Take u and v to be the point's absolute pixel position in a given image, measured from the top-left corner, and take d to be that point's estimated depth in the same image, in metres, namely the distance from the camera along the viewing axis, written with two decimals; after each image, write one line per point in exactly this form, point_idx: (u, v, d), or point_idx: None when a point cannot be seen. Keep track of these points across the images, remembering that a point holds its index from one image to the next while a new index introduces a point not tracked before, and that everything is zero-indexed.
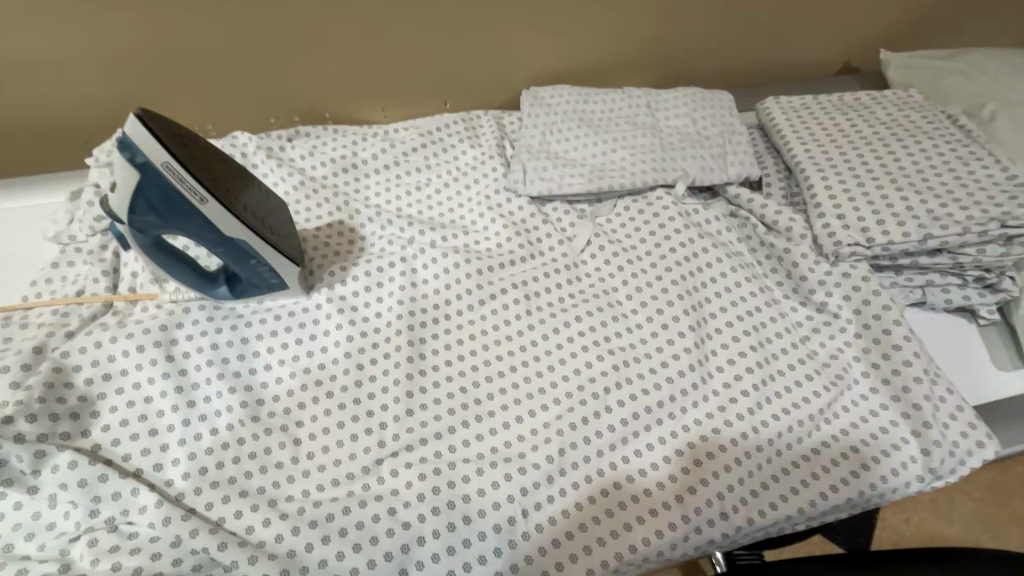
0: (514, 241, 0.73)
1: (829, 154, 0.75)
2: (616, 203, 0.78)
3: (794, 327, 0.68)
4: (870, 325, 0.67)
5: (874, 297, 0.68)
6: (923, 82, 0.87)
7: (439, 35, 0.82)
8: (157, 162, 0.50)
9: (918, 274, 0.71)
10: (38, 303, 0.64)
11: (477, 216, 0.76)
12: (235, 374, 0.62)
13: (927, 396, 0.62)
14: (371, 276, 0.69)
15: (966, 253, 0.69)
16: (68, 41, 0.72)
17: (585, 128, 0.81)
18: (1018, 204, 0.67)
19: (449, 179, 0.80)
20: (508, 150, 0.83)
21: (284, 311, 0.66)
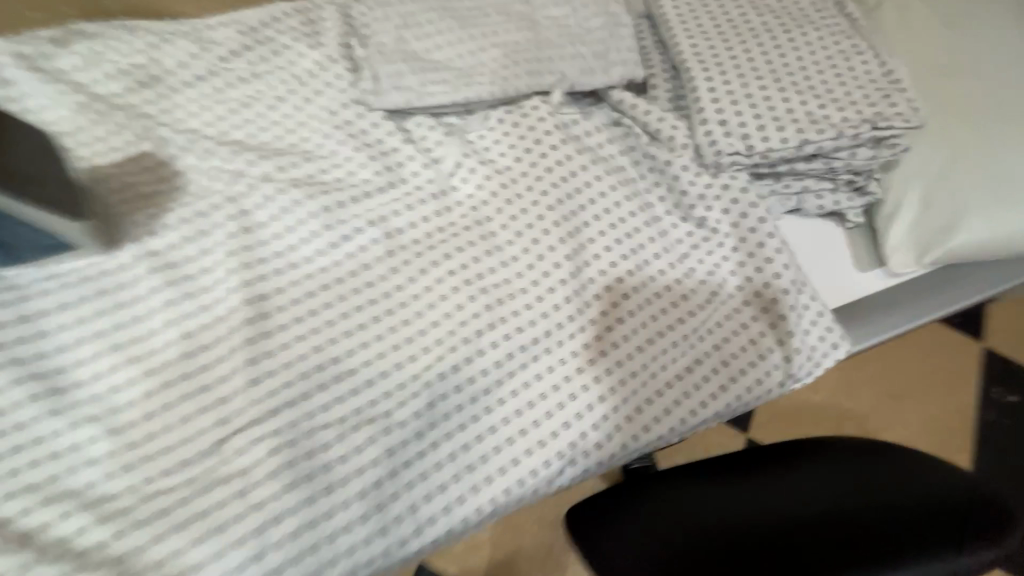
0: (370, 168, 0.63)
1: (715, 49, 0.68)
2: (488, 115, 0.68)
3: (675, 245, 0.66)
4: (746, 237, 0.66)
5: (751, 208, 0.67)
6: None
7: None
8: None
9: (794, 180, 0.69)
10: None
11: (323, 138, 0.64)
12: (22, 360, 0.50)
13: (793, 306, 0.64)
14: (193, 223, 0.57)
15: (837, 158, 0.68)
16: None
17: (448, 22, 0.68)
18: (887, 103, 0.66)
19: (285, 91, 0.65)
20: (357, 50, 0.68)
21: (81, 275, 0.54)
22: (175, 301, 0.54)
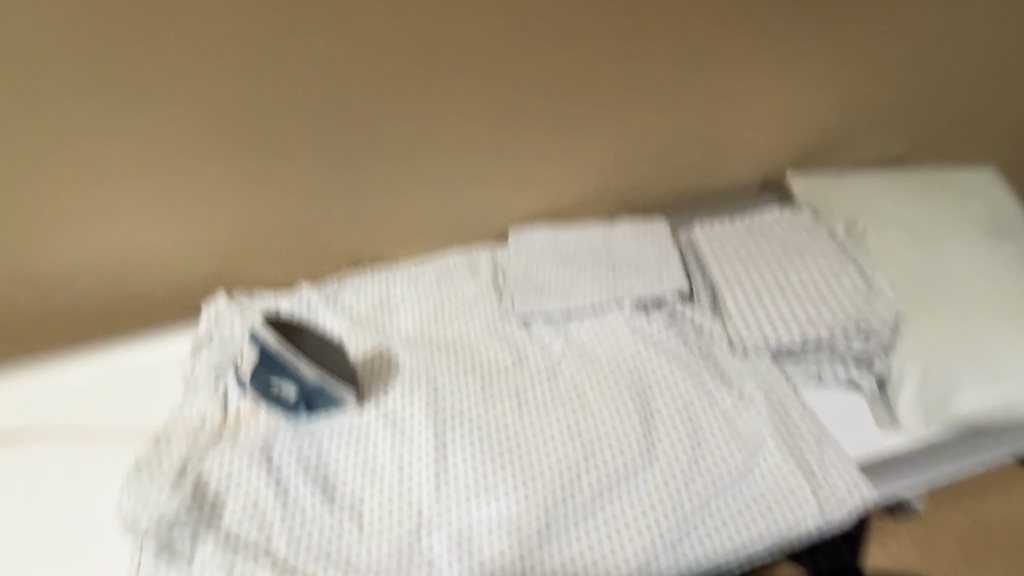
0: (423, 414, 0.91)
1: (559, 449, 0.87)
2: (463, 432, 0.90)
3: (596, 462, 0.86)
4: (787, 435, 0.88)
5: (788, 418, 0.89)
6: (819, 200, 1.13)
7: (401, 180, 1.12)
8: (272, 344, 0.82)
9: (812, 362, 0.93)
10: (173, 428, 0.91)
11: (416, 414, 0.92)
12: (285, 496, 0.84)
13: (818, 456, 0.86)
14: (346, 455, 0.88)
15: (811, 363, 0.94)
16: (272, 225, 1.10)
17: (391, 435, 0.90)
18: (789, 433, 0.88)
19: (391, 446, 0.89)
20: (402, 411, 0.92)
21: (341, 426, 0.91)
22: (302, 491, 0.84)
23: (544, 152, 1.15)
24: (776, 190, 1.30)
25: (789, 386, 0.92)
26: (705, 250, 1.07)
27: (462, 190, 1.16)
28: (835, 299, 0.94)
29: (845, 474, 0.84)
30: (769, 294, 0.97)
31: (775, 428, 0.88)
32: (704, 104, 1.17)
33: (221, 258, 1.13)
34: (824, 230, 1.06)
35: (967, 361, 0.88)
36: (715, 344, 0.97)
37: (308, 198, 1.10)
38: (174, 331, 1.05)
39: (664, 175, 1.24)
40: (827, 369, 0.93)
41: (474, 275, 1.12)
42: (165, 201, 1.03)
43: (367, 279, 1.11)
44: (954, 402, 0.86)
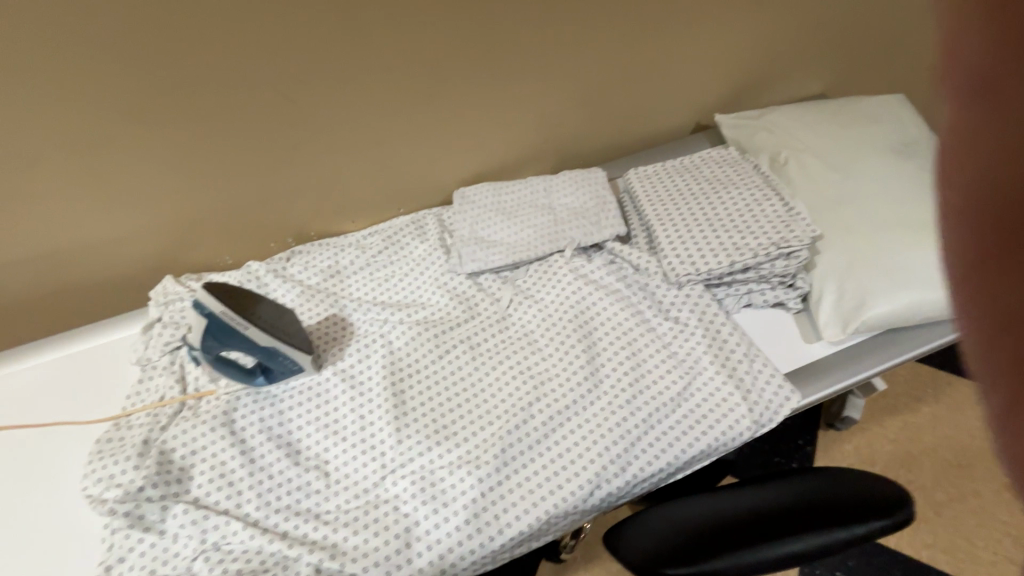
0: (380, 372, 0.95)
1: (515, 388, 0.92)
2: (421, 384, 0.94)
3: (547, 397, 0.91)
4: (722, 355, 0.94)
5: (724, 341, 0.96)
6: (743, 139, 1.19)
7: (339, 152, 1.12)
8: (217, 311, 0.78)
9: (741, 286, 1.00)
10: (134, 410, 0.92)
11: (374, 377, 0.95)
12: (252, 461, 0.87)
13: (748, 370, 0.93)
14: (308, 419, 0.91)
15: (738, 289, 1.01)
16: (211, 205, 1.09)
17: (351, 394, 0.93)
18: (726, 355, 0.95)
19: (349, 405, 0.92)
20: (362, 370, 0.96)
21: (300, 390, 0.94)
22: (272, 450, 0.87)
23: (479, 115, 1.15)
24: (709, 133, 1.35)
25: (722, 311, 0.99)
26: (638, 193, 1.12)
27: (402, 156, 1.17)
28: (759, 225, 1.00)
29: (775, 382, 0.92)
30: (700, 227, 1.02)
31: (710, 351, 0.95)
32: (633, 55, 1.18)
33: (163, 245, 1.11)
34: (749, 164, 1.12)
35: (876, 270, 0.96)
36: (653, 279, 1.02)
37: (241, 179, 1.08)
38: (126, 318, 1.04)
39: (600, 126, 1.27)
40: (753, 293, 1.01)
41: (421, 236, 1.14)
42: (87, 196, 0.99)
43: (316, 251, 1.13)
44: (867, 308, 0.93)
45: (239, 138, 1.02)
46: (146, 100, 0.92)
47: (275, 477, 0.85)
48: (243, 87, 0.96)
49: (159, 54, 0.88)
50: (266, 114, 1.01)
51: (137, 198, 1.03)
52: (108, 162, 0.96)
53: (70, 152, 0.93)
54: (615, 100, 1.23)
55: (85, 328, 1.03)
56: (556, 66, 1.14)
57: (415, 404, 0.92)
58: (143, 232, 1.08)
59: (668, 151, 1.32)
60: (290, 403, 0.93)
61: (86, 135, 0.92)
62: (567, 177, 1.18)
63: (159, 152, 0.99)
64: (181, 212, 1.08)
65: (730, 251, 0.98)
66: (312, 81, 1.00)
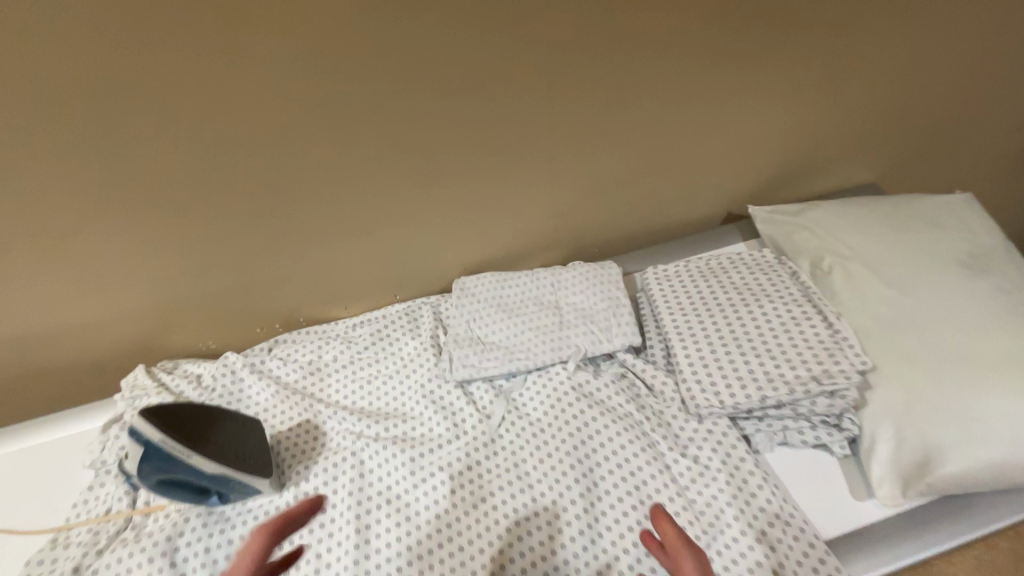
0: (346, 500, 0.83)
1: (496, 536, 0.78)
2: (389, 520, 0.81)
3: (533, 552, 0.77)
4: (749, 510, 0.78)
5: (753, 493, 0.79)
6: (781, 236, 1.06)
7: (332, 238, 1.03)
8: (155, 438, 0.68)
9: (775, 421, 0.84)
10: (75, 524, 0.83)
11: (339, 506, 0.83)
12: None
13: (781, 537, 0.75)
14: None
15: (772, 424, 0.85)
16: (193, 290, 1.02)
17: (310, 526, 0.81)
18: (754, 511, 0.78)
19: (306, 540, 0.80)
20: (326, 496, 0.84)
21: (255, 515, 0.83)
22: None
23: (482, 207, 1.06)
24: (744, 222, 1.21)
25: (749, 451, 0.83)
26: (656, 297, 0.99)
27: (400, 243, 1.07)
28: (799, 352, 0.85)
29: (813, 554, 0.74)
30: (726, 347, 0.88)
31: (737, 504, 0.78)
32: (653, 148, 1.07)
33: (142, 332, 1.06)
34: (787, 269, 0.97)
35: (946, 415, 0.77)
36: (670, 405, 0.88)
37: (225, 264, 1.01)
38: (96, 409, 0.98)
39: (617, 217, 1.16)
40: (790, 431, 0.84)
41: (412, 332, 1.04)
42: (61, 286, 0.95)
43: (298, 343, 1.04)
44: (933, 467, 0.76)
45: (222, 230, 0.96)
46: (124, 187, 0.86)
47: None
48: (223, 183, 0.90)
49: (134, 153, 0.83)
50: (251, 209, 0.95)
51: (117, 283, 0.97)
52: (83, 253, 0.92)
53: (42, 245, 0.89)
54: (633, 191, 1.13)
55: (51, 417, 0.97)
56: (568, 161, 1.04)
57: (379, 547, 0.79)
58: (124, 316, 1.02)
59: (692, 245, 1.20)
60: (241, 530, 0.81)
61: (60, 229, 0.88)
62: (578, 273, 1.07)
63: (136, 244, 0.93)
64: (162, 296, 1.02)
65: (759, 381, 0.84)
66: (294, 175, 0.93)
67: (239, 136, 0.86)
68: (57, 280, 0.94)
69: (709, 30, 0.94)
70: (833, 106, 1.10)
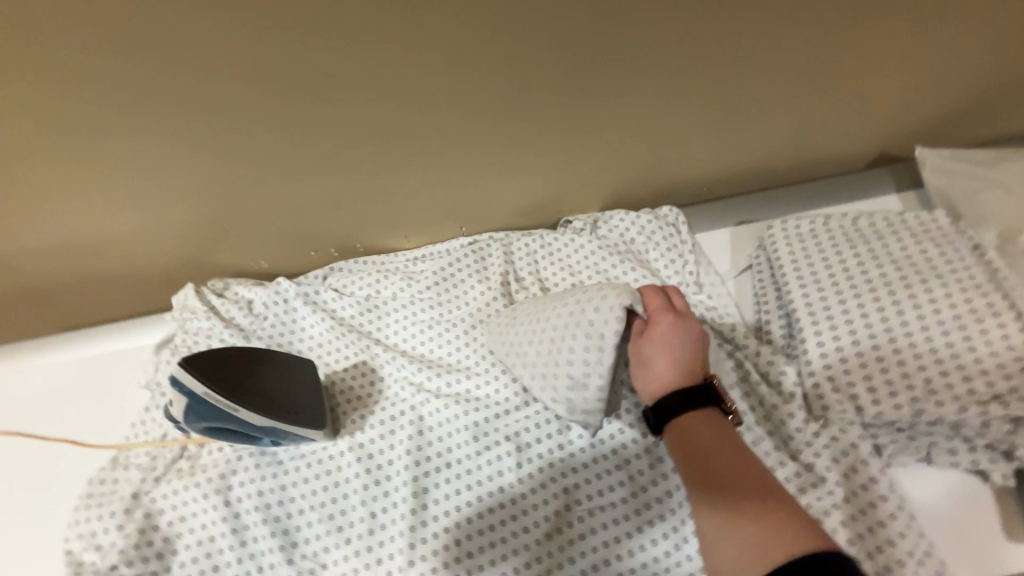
0: (405, 457, 0.77)
1: (549, 500, 0.73)
2: (447, 479, 0.76)
3: (602, 529, 0.71)
4: (869, 533, 0.65)
5: (872, 510, 0.66)
6: (961, 193, 0.81)
7: (391, 163, 0.86)
8: (199, 391, 0.67)
9: (921, 435, 0.68)
10: (134, 445, 0.82)
11: (394, 460, 0.77)
12: (240, 544, 0.73)
13: (904, 561, 0.64)
14: (311, 499, 0.76)
15: (919, 437, 0.68)
16: (240, 210, 0.91)
17: (361, 478, 0.76)
18: (876, 532, 0.65)
19: (361, 490, 0.76)
20: (382, 445, 0.79)
21: (309, 458, 0.78)
22: (268, 530, 0.74)
23: (576, 136, 0.85)
24: (902, 167, 0.95)
25: (879, 464, 0.68)
26: (783, 262, 0.80)
27: (472, 172, 0.89)
28: (977, 362, 0.66)
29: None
30: (874, 340, 0.70)
31: (853, 522, 0.66)
32: (816, 62, 0.78)
33: (184, 247, 0.96)
34: (965, 242, 0.76)
35: None
36: (789, 401, 0.73)
37: (272, 184, 0.87)
38: (151, 322, 0.94)
39: (742, 154, 0.92)
40: (935, 448, 0.68)
41: (479, 274, 0.91)
42: (95, 201, 0.85)
43: (354, 274, 0.93)
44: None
45: (259, 141, 0.80)
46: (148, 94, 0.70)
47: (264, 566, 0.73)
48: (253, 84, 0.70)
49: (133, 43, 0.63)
50: (291, 116, 0.77)
51: (157, 198, 0.86)
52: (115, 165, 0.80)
53: (48, 151, 0.75)
54: (771, 119, 0.86)
55: (109, 328, 0.94)
56: (697, 76, 0.78)
57: (441, 508, 0.74)
58: (169, 233, 0.93)
59: (827, 193, 0.96)
60: (291, 476, 0.77)
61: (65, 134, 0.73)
62: (667, 221, 0.91)
63: (159, 154, 0.79)
64: (206, 214, 0.91)
65: (911, 387, 0.67)
66: (344, 75, 0.72)
67: None
68: (95, 194, 0.83)
69: None
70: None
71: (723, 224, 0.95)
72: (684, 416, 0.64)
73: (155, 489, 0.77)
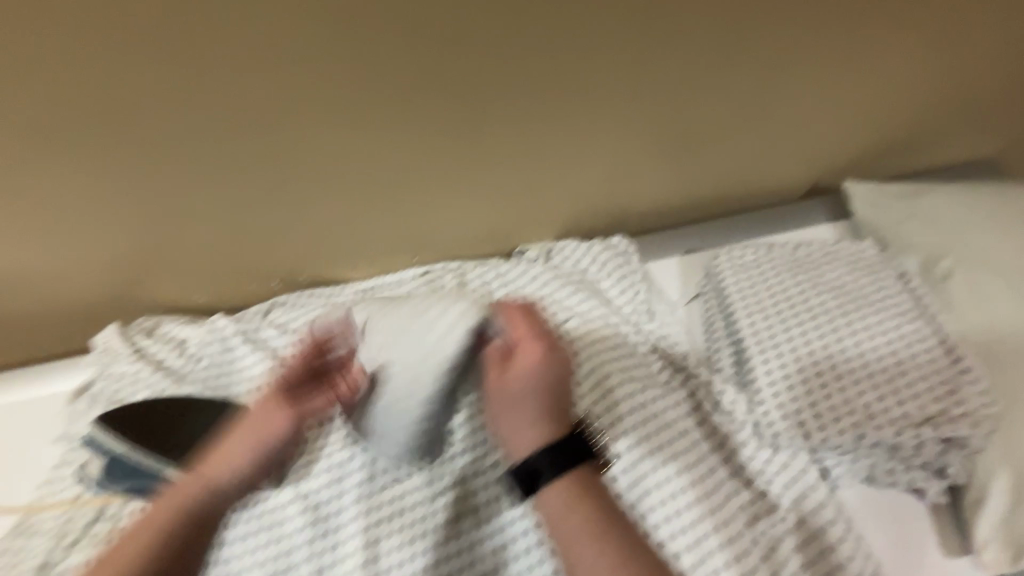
0: (356, 506, 0.73)
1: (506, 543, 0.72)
2: (400, 528, 0.71)
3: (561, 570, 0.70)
4: (819, 558, 0.67)
5: (821, 533, 0.68)
6: (885, 224, 0.87)
7: (340, 194, 0.83)
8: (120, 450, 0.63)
9: (863, 458, 0.71)
10: (42, 508, 0.72)
11: (345, 510, 0.73)
12: None
13: None
14: (253, 558, 0.71)
15: (862, 459, 0.71)
16: (173, 242, 0.85)
17: (309, 532, 0.72)
18: (826, 556, 0.67)
19: (308, 545, 0.71)
20: (331, 494, 0.74)
21: (251, 513, 0.73)
22: None
23: (528, 167, 0.86)
24: (832, 198, 1.01)
25: (826, 488, 0.70)
26: (732, 292, 0.82)
27: (424, 203, 0.88)
28: (908, 384, 0.70)
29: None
30: (817, 367, 0.73)
31: (803, 547, 0.68)
32: (750, 93, 0.83)
33: (109, 284, 0.89)
34: (892, 271, 0.81)
35: None
36: (741, 429, 0.74)
37: (211, 216, 0.82)
38: (67, 366, 0.85)
39: (687, 186, 0.95)
40: (877, 470, 0.71)
41: (433, 307, 0.89)
42: (3, 233, 0.77)
43: (299, 309, 0.89)
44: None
45: (196, 170, 0.75)
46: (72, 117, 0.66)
47: None
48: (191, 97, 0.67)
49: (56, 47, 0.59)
50: (233, 145, 0.73)
51: (77, 231, 0.79)
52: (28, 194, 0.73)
53: None
54: (713, 150, 0.90)
55: (16, 375, 0.85)
56: (641, 104, 0.81)
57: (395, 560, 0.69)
58: (91, 268, 0.85)
59: (768, 223, 1.00)
60: (233, 535, 0.72)
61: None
62: (617, 250, 0.92)
63: (75, 180, 0.72)
64: (134, 248, 0.84)
65: (851, 411, 0.70)
66: (290, 105, 0.70)
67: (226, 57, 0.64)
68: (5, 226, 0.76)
69: None
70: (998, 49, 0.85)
71: (673, 253, 0.97)
72: (546, 492, 0.57)
73: (65, 558, 0.69)
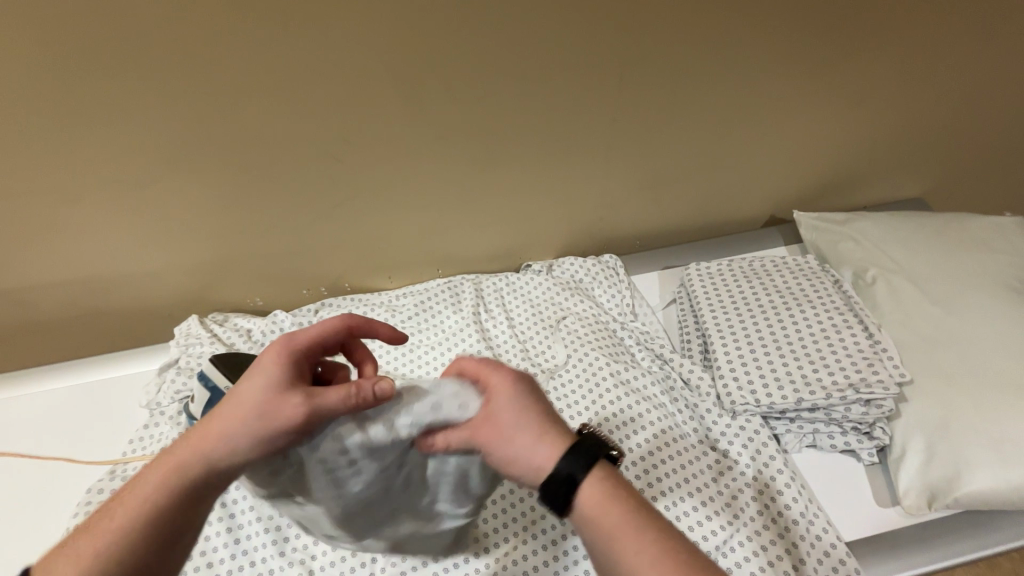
0: None
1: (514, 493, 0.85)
2: None
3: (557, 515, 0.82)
4: (770, 502, 0.81)
5: (772, 482, 0.83)
6: (826, 244, 1.07)
7: (382, 215, 1.04)
8: (222, 385, 0.76)
9: (806, 423, 0.87)
10: (132, 458, 0.89)
11: None
12: (235, 539, 0.81)
13: (798, 518, 0.79)
14: None
15: (805, 423, 0.87)
16: (245, 252, 1.05)
17: None
18: (777, 500, 0.81)
19: None
20: None
21: None
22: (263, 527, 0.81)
23: (533, 196, 1.07)
24: (788, 227, 1.22)
25: (777, 445, 0.86)
26: (698, 294, 1.01)
27: (449, 224, 1.08)
28: (837, 359, 0.87)
29: (826, 538, 0.77)
30: (766, 348, 0.90)
31: (757, 493, 0.82)
32: (709, 141, 1.05)
33: (191, 286, 1.08)
34: (829, 278, 1.00)
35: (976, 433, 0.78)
36: (706, 400, 0.91)
37: (278, 231, 1.02)
38: (152, 350, 1.04)
39: (664, 214, 1.16)
40: (817, 433, 0.87)
41: (454, 307, 1.07)
42: (119, 241, 0.98)
43: (344, 308, 1.08)
44: (961, 482, 0.77)
45: (274, 194, 0.96)
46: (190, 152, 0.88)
47: (257, 563, 0.79)
48: (281, 137, 0.89)
49: (191, 96, 0.82)
50: (304, 175, 0.95)
51: (174, 241, 1.00)
52: (145, 211, 0.94)
53: (91, 192, 0.90)
54: (683, 185, 1.11)
55: (113, 357, 1.04)
56: (622, 148, 1.02)
57: None
58: (179, 273, 1.05)
59: (735, 246, 1.20)
60: None
61: (112, 172, 0.88)
62: (607, 264, 1.12)
63: (184, 199, 0.94)
64: (215, 256, 1.04)
65: (792, 380, 0.86)
66: (351, 145, 0.92)
67: (308, 110, 0.86)
68: (121, 235, 0.97)
69: (781, 42, 0.92)
70: (907, 107, 1.07)
71: (654, 268, 1.16)
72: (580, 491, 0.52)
73: None
